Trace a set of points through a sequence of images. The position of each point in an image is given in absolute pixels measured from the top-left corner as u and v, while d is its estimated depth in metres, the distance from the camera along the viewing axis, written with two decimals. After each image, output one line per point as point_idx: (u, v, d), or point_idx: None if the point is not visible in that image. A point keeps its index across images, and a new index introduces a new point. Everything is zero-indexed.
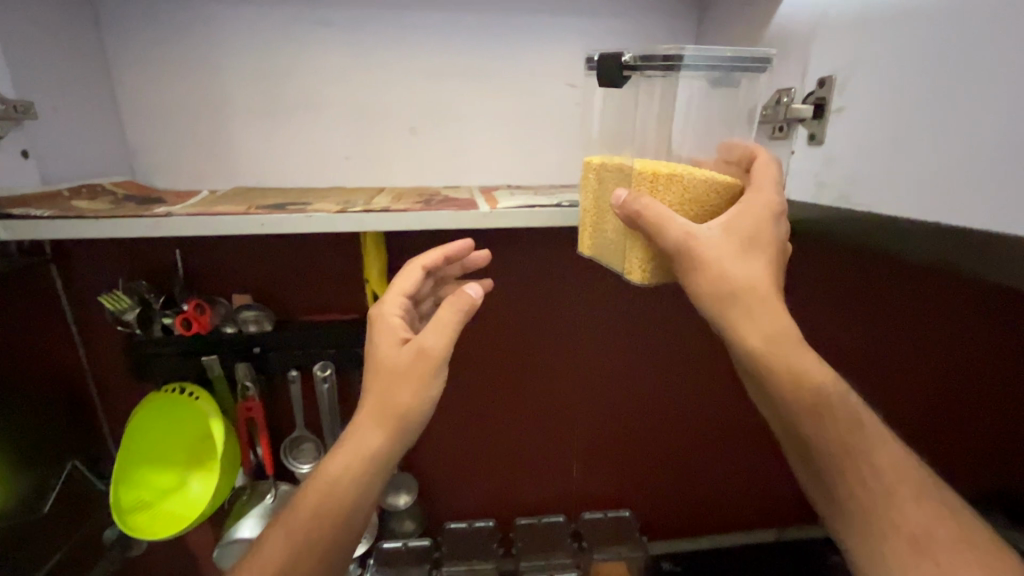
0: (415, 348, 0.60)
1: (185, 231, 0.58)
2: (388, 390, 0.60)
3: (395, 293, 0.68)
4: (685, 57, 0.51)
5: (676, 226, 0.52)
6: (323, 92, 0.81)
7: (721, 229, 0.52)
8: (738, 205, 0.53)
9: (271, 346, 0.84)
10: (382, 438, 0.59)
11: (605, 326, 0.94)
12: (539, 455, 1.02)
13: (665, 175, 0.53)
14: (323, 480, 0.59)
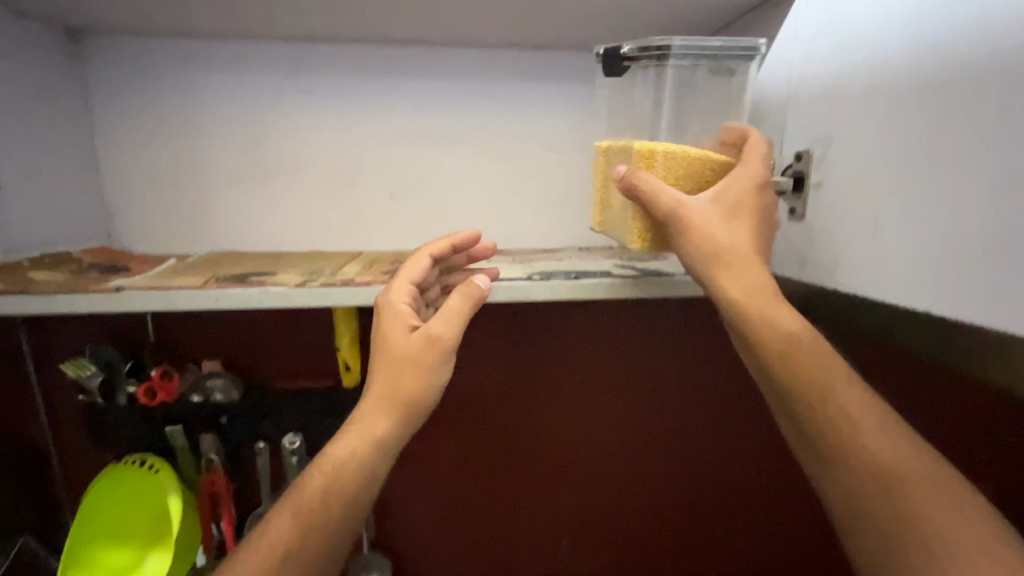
0: (423, 338, 0.56)
1: (136, 306, 0.55)
2: (394, 376, 0.56)
3: (403, 279, 0.60)
4: (674, 47, 0.53)
5: (669, 193, 0.53)
6: (304, 157, 0.80)
7: (713, 198, 0.53)
8: (732, 175, 0.54)
9: (239, 415, 0.80)
10: (389, 427, 0.55)
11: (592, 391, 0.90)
12: (522, 529, 0.94)
13: (659, 154, 0.56)
14: (325, 471, 0.54)
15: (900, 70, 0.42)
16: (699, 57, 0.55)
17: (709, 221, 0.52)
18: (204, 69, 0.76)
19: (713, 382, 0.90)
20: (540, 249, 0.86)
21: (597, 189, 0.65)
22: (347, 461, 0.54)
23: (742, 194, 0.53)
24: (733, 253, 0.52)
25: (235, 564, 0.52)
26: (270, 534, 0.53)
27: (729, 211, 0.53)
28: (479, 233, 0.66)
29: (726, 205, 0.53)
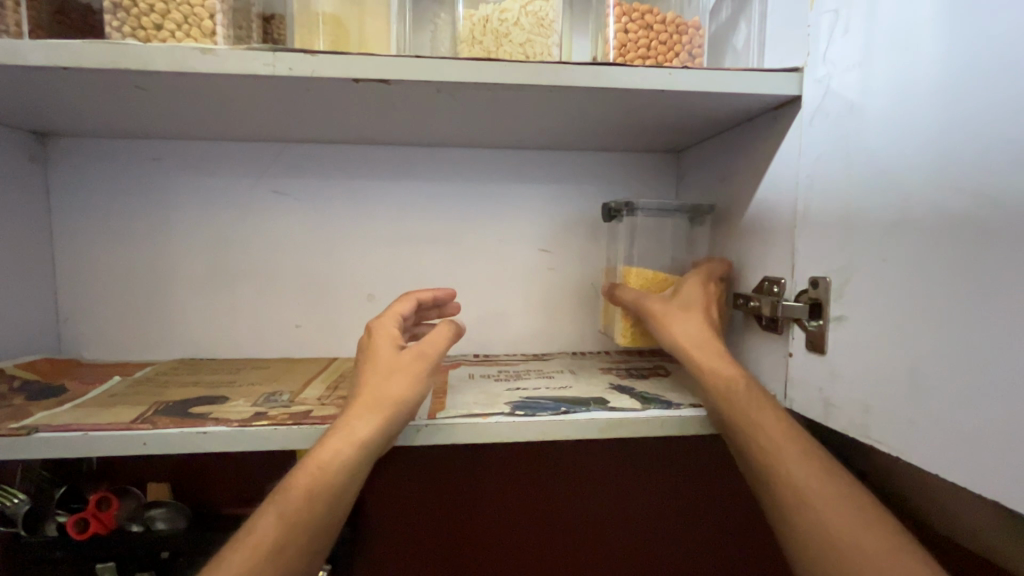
0: (412, 351, 0.52)
1: (51, 450, 0.47)
2: (381, 382, 0.50)
3: (392, 311, 0.58)
4: (638, 203, 0.65)
5: (634, 296, 0.63)
6: (276, 261, 0.76)
7: (676, 291, 0.61)
8: (688, 274, 0.62)
9: (184, 550, 0.70)
10: (386, 427, 0.48)
11: (590, 516, 0.82)
12: None
13: (635, 270, 0.67)
14: (313, 474, 0.45)
15: (929, 202, 0.37)
16: (661, 211, 0.66)
17: (668, 307, 0.59)
18: (177, 170, 0.74)
19: (713, 511, 0.83)
20: (526, 356, 0.80)
21: (603, 304, 0.76)
22: (340, 462, 0.46)
23: (698, 286, 0.60)
24: (689, 331, 0.56)
25: None
26: (244, 549, 0.42)
27: (686, 300, 0.59)
28: (454, 291, 0.65)
29: (683, 295, 0.59)
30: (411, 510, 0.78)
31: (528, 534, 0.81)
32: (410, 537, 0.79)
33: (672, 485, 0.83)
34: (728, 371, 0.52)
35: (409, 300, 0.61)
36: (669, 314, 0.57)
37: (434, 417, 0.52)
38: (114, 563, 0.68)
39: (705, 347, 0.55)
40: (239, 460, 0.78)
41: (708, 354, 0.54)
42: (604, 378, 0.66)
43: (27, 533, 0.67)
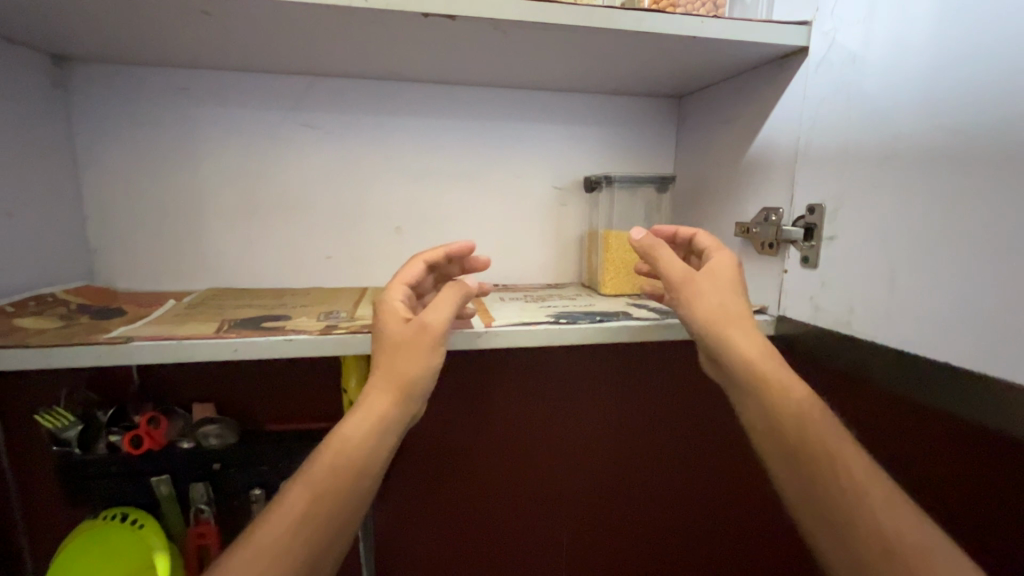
0: (416, 324, 0.54)
1: (145, 358, 0.51)
2: (392, 361, 0.54)
3: (398, 280, 0.59)
4: (614, 178, 0.78)
5: (680, 270, 0.57)
6: (305, 195, 0.79)
7: (713, 270, 0.57)
8: (717, 253, 0.59)
9: (232, 463, 0.76)
10: (400, 401, 0.53)
11: (594, 424, 0.93)
12: (520, 559, 0.95)
13: (612, 233, 0.78)
14: (335, 447, 0.50)
15: (915, 138, 0.46)
16: (633, 185, 0.80)
17: (717, 294, 0.55)
18: (203, 101, 0.74)
19: (700, 417, 0.95)
20: (541, 284, 0.88)
21: (588, 262, 0.85)
22: (360, 435, 0.50)
23: (731, 267, 0.57)
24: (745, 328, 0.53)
25: (228, 556, 0.43)
26: (275, 520, 0.45)
27: (724, 283, 0.56)
28: (470, 244, 0.62)
29: (721, 278, 0.56)
30: (439, 422, 0.87)
31: (541, 441, 0.91)
32: (436, 445, 0.87)
33: (669, 392, 0.94)
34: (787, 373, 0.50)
35: (412, 265, 0.61)
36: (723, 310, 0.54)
37: (489, 329, 0.59)
38: (168, 475, 0.74)
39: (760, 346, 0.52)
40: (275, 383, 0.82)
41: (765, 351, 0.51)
42: (620, 300, 0.75)
43: (83, 450, 0.71)
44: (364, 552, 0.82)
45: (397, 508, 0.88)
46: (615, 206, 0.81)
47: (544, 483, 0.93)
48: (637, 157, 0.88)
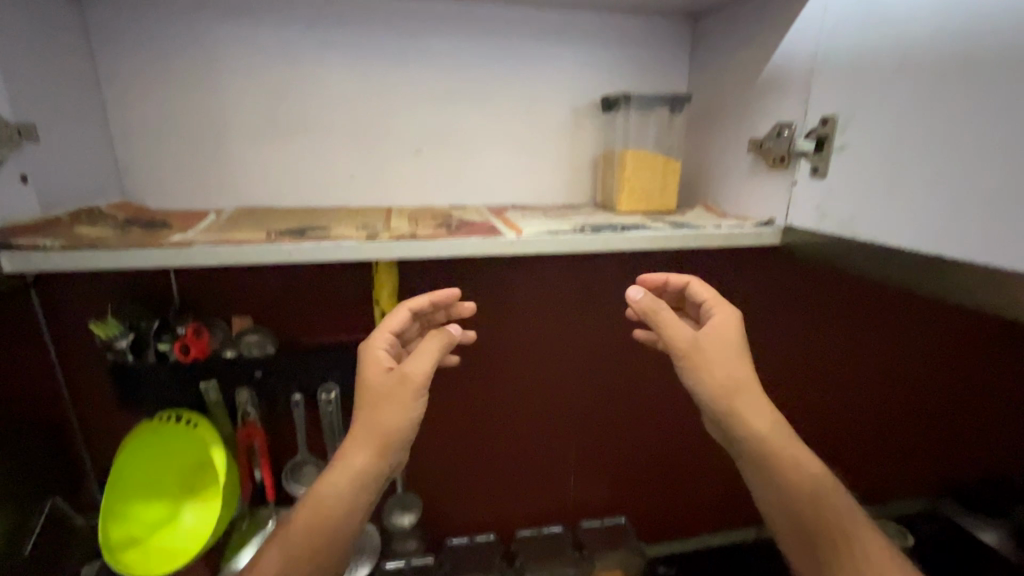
0: (396, 378, 0.63)
1: (207, 261, 0.55)
2: (371, 413, 0.62)
3: (382, 330, 0.69)
4: (631, 97, 0.80)
5: (686, 339, 0.64)
6: (327, 114, 0.80)
7: (717, 335, 0.66)
8: (721, 314, 0.68)
9: (273, 371, 0.82)
10: (375, 455, 0.61)
11: (606, 339, 0.96)
12: (536, 462, 1.02)
13: (628, 152, 0.81)
14: (315, 501, 0.60)
15: (930, 46, 0.49)
16: (649, 105, 0.82)
17: (728, 366, 0.64)
18: (221, 15, 0.74)
19: None
20: (556, 205, 0.91)
21: (603, 183, 0.88)
22: (335, 490, 0.60)
23: (735, 331, 0.66)
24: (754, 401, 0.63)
25: None
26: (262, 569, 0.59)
27: (732, 351, 0.65)
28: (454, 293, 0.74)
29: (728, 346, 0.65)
30: (462, 338, 0.90)
31: (555, 355, 0.95)
32: (457, 357, 0.91)
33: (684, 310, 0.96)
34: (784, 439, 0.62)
35: (398, 313, 0.70)
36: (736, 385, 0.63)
37: (521, 236, 0.63)
38: (215, 381, 0.80)
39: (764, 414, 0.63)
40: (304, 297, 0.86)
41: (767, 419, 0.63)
42: (636, 216, 0.79)
43: (135, 357, 0.77)
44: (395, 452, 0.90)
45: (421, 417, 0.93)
46: (631, 126, 0.83)
47: (561, 396, 0.98)
48: (652, 77, 0.90)
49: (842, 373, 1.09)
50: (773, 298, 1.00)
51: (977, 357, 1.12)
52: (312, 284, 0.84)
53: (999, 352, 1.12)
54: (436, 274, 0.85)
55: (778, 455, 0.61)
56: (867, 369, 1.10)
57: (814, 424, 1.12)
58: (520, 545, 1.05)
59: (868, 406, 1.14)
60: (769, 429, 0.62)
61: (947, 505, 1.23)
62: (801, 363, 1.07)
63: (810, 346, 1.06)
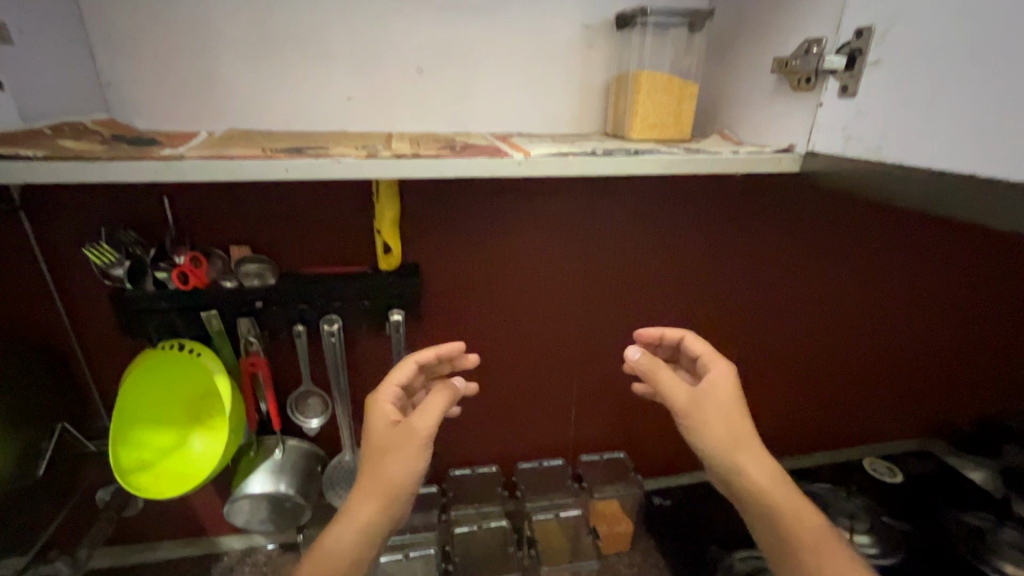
0: (402, 432, 0.69)
1: (199, 176, 0.53)
2: (378, 467, 0.68)
3: (389, 383, 0.76)
4: (648, 13, 0.74)
5: (685, 400, 0.70)
6: (321, 29, 0.75)
7: (715, 387, 0.72)
8: (717, 369, 0.74)
9: (274, 300, 0.81)
10: (382, 505, 0.67)
11: (610, 275, 0.95)
12: (537, 398, 1.04)
13: (643, 74, 0.76)
14: (325, 548, 0.66)
15: None
16: (667, 22, 0.76)
17: (726, 414, 0.69)
18: None
19: (713, 268, 0.98)
20: (565, 134, 0.87)
21: (615, 110, 0.84)
22: (345, 538, 0.66)
23: (732, 384, 0.72)
24: (753, 456, 0.68)
25: None
26: None
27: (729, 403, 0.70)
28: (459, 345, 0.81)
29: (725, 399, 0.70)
30: (465, 272, 0.89)
31: (558, 291, 0.94)
32: (459, 290, 0.90)
33: (692, 246, 0.95)
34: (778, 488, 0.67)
35: (405, 368, 0.77)
36: (737, 438, 0.68)
37: (529, 157, 0.61)
38: (216, 310, 0.80)
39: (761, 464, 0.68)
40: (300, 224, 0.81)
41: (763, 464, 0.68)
42: (648, 144, 0.76)
43: (132, 285, 0.76)
44: None
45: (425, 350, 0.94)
46: (647, 46, 0.78)
47: (565, 333, 0.98)
48: None
49: (846, 315, 1.10)
50: (783, 237, 0.98)
51: (973, 300, 1.14)
52: (311, 213, 0.81)
53: (993, 295, 1.15)
54: (441, 204, 0.83)
55: (772, 503, 0.66)
56: (870, 311, 1.10)
57: (813, 363, 1.14)
58: (521, 476, 1.08)
59: (868, 348, 1.15)
60: (765, 477, 0.68)
61: (936, 445, 1.30)
62: (807, 304, 1.07)
63: (816, 287, 1.05)
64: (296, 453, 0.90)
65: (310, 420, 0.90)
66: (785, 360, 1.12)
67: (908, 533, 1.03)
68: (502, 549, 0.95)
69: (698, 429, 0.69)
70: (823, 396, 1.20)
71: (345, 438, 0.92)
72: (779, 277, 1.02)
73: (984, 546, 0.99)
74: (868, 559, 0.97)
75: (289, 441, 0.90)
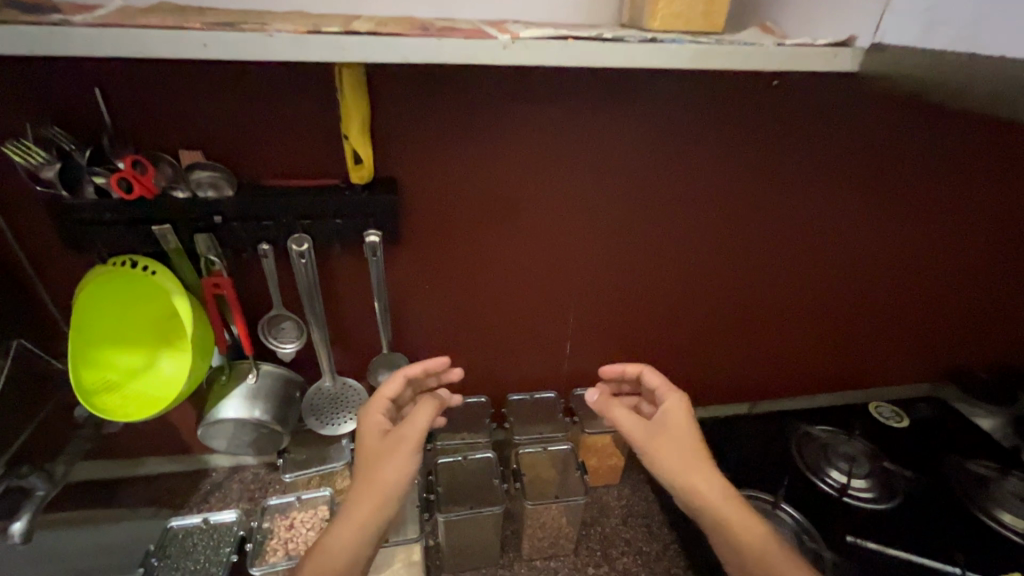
0: (395, 438, 0.71)
1: (108, 51, 0.45)
2: (373, 469, 0.69)
3: (380, 396, 0.78)
4: None
5: (637, 434, 0.79)
6: None
7: (666, 423, 0.79)
8: (670, 404, 0.81)
9: (235, 216, 0.73)
10: (379, 507, 0.67)
11: (614, 197, 0.84)
12: (531, 329, 0.97)
13: None
14: (321, 553, 0.65)
15: None
16: None
17: (676, 447, 0.76)
18: None
19: (732, 193, 0.87)
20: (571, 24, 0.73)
21: None
22: (342, 540, 0.65)
23: (683, 418, 0.79)
24: (704, 479, 0.74)
25: None
26: None
27: (678, 436, 0.77)
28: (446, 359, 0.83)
29: (675, 431, 0.78)
30: (451, 190, 0.79)
31: (556, 214, 0.85)
32: (444, 210, 0.81)
33: (709, 165, 0.84)
34: (728, 505, 0.72)
35: (394, 381, 0.80)
36: (684, 466, 0.75)
37: (518, 40, 0.51)
38: (170, 225, 0.71)
39: (712, 485, 0.74)
40: (255, 131, 0.70)
41: (712, 484, 0.74)
42: (672, 35, 0.62)
43: (70, 192, 0.67)
44: (379, 311, 0.84)
45: (408, 275, 0.86)
46: None
47: (562, 260, 0.90)
48: None
49: (873, 250, 1.00)
50: (813, 159, 0.87)
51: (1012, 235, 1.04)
52: (269, 114, 0.69)
53: None
54: (422, 106, 0.71)
55: (720, 515, 0.72)
56: (899, 247, 1.01)
57: (831, 302, 1.06)
58: (511, 408, 1.04)
59: (891, 287, 1.07)
60: (716, 495, 0.73)
61: (951, 391, 1.24)
62: (830, 237, 0.97)
63: (844, 217, 0.95)
64: (270, 378, 0.85)
65: (285, 346, 0.85)
66: (799, 298, 1.04)
67: (910, 479, 1.00)
68: (486, 479, 0.92)
69: (653, 458, 0.76)
70: (836, 337, 1.12)
71: (324, 365, 0.87)
72: (804, 205, 0.92)
73: (988, 496, 0.96)
74: (863, 503, 0.94)
75: (263, 366, 0.85)
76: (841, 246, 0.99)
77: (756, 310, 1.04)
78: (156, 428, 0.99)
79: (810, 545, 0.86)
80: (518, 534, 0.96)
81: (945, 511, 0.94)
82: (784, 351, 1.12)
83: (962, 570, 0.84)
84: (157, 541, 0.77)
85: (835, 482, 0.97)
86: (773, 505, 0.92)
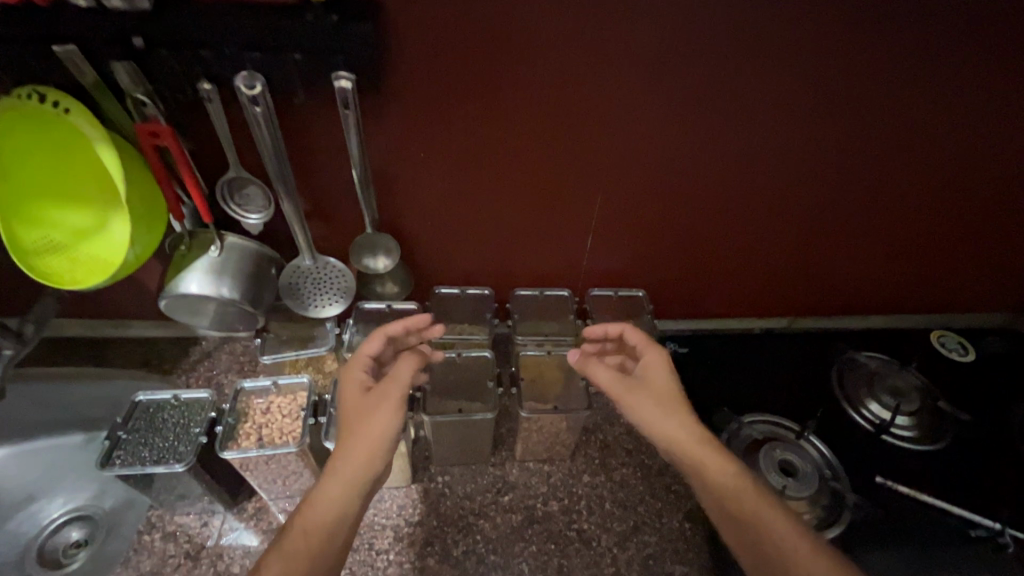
0: (381, 388, 0.64)
1: None
2: (358, 423, 0.61)
3: (361, 354, 0.70)
4: None
5: (615, 387, 0.70)
6: None
7: (642, 377, 0.71)
8: (647, 351, 0.73)
9: (161, 44, 0.55)
10: (370, 460, 0.59)
11: (667, 45, 0.63)
12: (545, 216, 0.82)
13: None
14: (309, 512, 0.56)
15: None
16: None
17: (644, 396, 0.68)
18: None
19: (826, 50, 0.65)
20: None
21: None
22: (330, 499, 0.56)
23: (661, 369, 0.71)
24: (676, 427, 0.65)
25: None
26: None
27: (651, 388, 0.69)
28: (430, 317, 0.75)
29: (649, 383, 0.70)
30: (447, 20, 0.59)
31: (587, 65, 0.65)
32: (439, 50, 0.61)
33: (796, 7, 0.62)
34: (699, 452, 0.63)
35: (375, 338, 0.71)
36: (649, 412, 0.67)
37: None
38: (76, 49, 0.54)
39: (684, 433, 0.65)
40: None
41: (683, 428, 0.65)
42: None
43: None
44: (358, 182, 0.69)
45: (395, 139, 0.69)
46: None
47: (589, 132, 0.71)
48: None
49: (994, 144, 0.79)
50: (944, 6, 0.63)
51: None
52: None
53: None
54: None
55: (692, 457, 0.63)
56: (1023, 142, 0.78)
57: (916, 209, 0.87)
58: (517, 304, 0.92)
59: (994, 195, 0.86)
60: (688, 438, 0.64)
61: None
62: (936, 124, 0.75)
63: (961, 97, 0.73)
64: (237, 254, 0.74)
65: (251, 216, 0.72)
66: (875, 201, 0.85)
67: (963, 424, 0.87)
68: (481, 380, 0.84)
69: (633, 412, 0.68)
70: (909, 252, 0.94)
71: (300, 243, 0.75)
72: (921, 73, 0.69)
73: None
74: (902, 443, 0.84)
75: (227, 239, 0.73)
76: (955, 135, 0.77)
77: (822, 212, 0.86)
78: (134, 292, 0.92)
79: (833, 484, 0.78)
80: (514, 434, 0.91)
81: (995, 460, 0.83)
82: (843, 265, 0.95)
83: (1003, 525, 0.75)
84: (125, 413, 0.73)
85: (872, 416, 0.86)
86: (796, 436, 0.82)
